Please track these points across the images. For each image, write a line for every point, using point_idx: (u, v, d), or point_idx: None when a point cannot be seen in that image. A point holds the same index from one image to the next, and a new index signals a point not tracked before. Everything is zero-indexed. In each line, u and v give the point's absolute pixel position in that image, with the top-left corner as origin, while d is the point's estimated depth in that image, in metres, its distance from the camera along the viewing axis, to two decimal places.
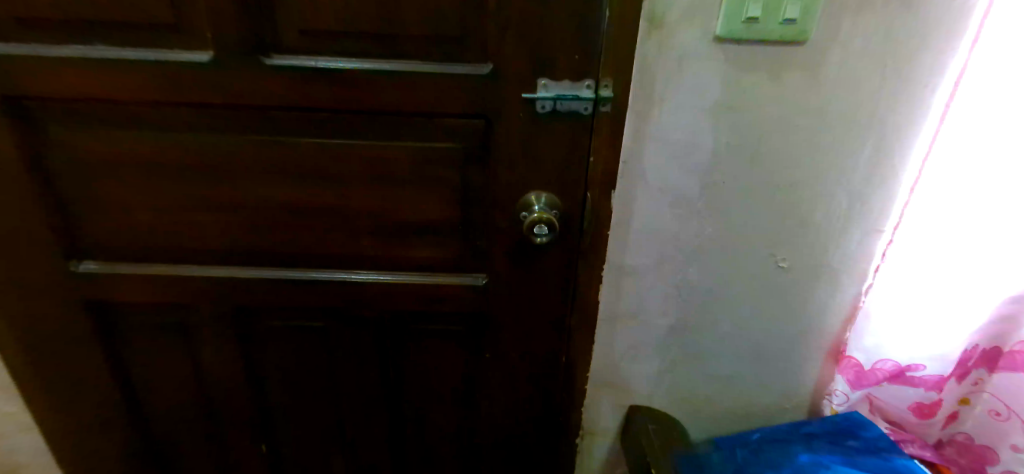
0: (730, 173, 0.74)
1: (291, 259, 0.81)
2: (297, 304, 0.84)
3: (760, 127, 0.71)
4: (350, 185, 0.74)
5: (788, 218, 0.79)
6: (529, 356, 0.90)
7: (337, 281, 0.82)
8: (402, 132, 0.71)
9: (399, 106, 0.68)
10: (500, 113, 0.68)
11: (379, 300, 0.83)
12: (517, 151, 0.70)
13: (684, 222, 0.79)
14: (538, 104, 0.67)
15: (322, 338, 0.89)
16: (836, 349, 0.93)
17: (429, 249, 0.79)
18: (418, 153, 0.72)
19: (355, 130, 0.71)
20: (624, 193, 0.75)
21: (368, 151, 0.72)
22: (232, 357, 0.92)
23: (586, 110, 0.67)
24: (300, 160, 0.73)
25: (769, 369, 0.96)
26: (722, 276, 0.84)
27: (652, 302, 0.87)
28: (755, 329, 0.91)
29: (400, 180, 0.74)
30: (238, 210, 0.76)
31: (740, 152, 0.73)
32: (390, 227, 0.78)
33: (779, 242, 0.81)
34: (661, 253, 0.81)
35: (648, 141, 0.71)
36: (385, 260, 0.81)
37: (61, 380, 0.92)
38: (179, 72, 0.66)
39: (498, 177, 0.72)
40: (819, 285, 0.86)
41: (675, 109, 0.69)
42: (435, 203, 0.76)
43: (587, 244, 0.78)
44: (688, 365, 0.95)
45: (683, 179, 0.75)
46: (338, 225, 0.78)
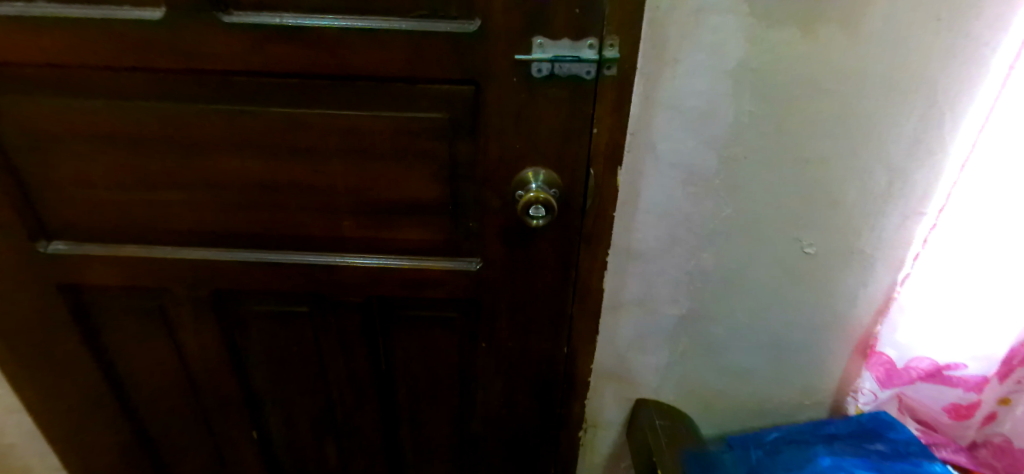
0: (752, 148, 0.66)
1: (266, 240, 0.74)
2: (275, 289, 0.77)
3: (789, 94, 0.62)
4: (327, 157, 0.67)
5: (817, 199, 0.70)
6: (528, 345, 0.83)
7: (318, 265, 0.75)
8: (382, 101, 0.63)
9: (377, 69, 0.61)
10: (490, 77, 0.60)
11: (365, 285, 0.77)
12: (510, 122, 0.63)
13: (698, 202, 0.70)
14: (533, 67, 0.59)
15: (306, 325, 0.83)
16: (865, 343, 0.85)
17: (417, 230, 0.72)
18: (400, 123, 0.64)
19: (330, 96, 0.63)
20: (632, 170, 0.67)
21: (347, 121, 0.65)
22: (208, 347, 0.85)
23: (588, 74, 0.59)
24: (271, 131, 0.66)
25: (789, 361, 0.88)
26: (740, 262, 0.77)
27: (662, 289, 0.79)
28: (775, 320, 0.83)
29: (383, 154, 0.67)
30: (207, 187, 0.70)
31: (764, 123, 0.64)
32: (373, 206, 0.70)
33: (806, 225, 0.73)
34: (672, 236, 0.74)
35: (659, 109, 0.63)
36: (369, 243, 0.74)
37: (31, 370, 0.87)
38: (130, 32, 0.59)
39: (490, 151, 0.65)
40: (848, 273, 0.77)
41: (690, 72, 0.60)
42: (421, 179, 0.68)
43: (590, 225, 0.70)
44: (701, 357, 0.88)
45: (698, 154, 0.66)
46: (316, 202, 0.70)
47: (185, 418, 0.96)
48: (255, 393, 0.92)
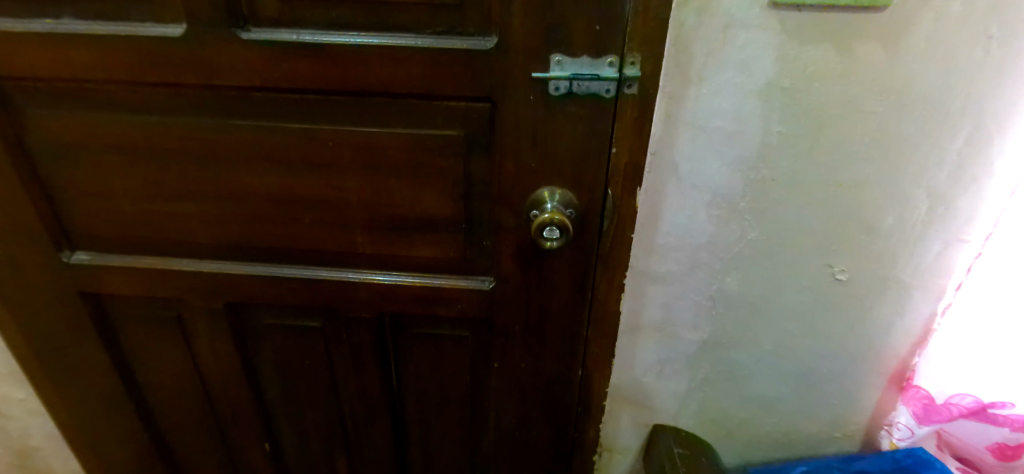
0: (781, 169, 0.63)
1: (280, 255, 0.73)
2: (288, 302, 0.77)
3: (822, 113, 0.59)
4: (341, 173, 0.66)
5: (851, 224, 0.66)
6: (542, 366, 0.81)
7: (329, 280, 0.74)
8: (397, 116, 0.62)
9: (391, 86, 0.59)
10: (506, 95, 0.58)
11: (378, 301, 0.76)
12: (526, 140, 0.61)
13: (723, 225, 0.67)
14: (551, 86, 0.57)
15: (318, 339, 0.82)
16: (901, 375, 0.80)
17: (429, 248, 0.71)
18: (414, 140, 0.63)
19: (343, 111, 0.62)
20: (652, 190, 0.65)
21: (360, 137, 0.63)
22: (222, 358, 0.85)
23: (608, 92, 0.57)
24: (284, 146, 0.65)
25: (817, 391, 0.84)
26: (767, 288, 0.73)
27: (684, 313, 0.76)
28: (803, 348, 0.79)
29: (395, 171, 0.65)
30: (221, 201, 0.69)
31: (795, 144, 0.61)
32: (386, 223, 0.69)
33: (838, 251, 0.69)
34: (694, 259, 0.71)
35: (682, 129, 0.60)
36: (381, 259, 0.72)
37: (45, 380, 0.87)
38: (149, 47, 0.59)
39: (505, 169, 0.63)
40: (884, 303, 0.73)
41: (716, 90, 0.58)
42: (435, 197, 0.66)
43: (608, 247, 0.68)
44: (723, 383, 0.84)
45: (723, 175, 0.63)
46: (329, 218, 0.69)
47: (199, 428, 0.96)
48: (268, 404, 0.92)
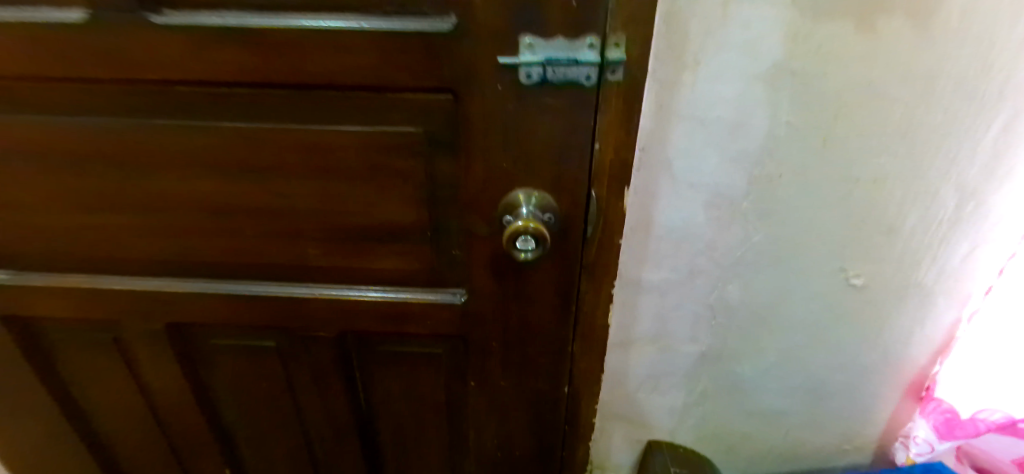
0: (790, 166, 0.55)
1: (224, 270, 0.65)
2: (238, 321, 0.69)
3: (838, 101, 0.50)
4: (286, 177, 0.57)
5: (868, 225, 0.59)
6: (525, 385, 0.73)
7: (281, 296, 0.66)
8: (344, 112, 0.52)
9: (333, 76, 0.49)
10: (469, 85, 0.49)
11: (338, 318, 0.68)
12: (495, 137, 0.52)
13: (724, 227, 0.59)
14: (521, 73, 0.47)
15: (276, 359, 0.74)
16: (918, 385, 0.74)
17: (392, 260, 0.62)
18: (367, 140, 0.53)
19: (280, 107, 0.52)
20: (642, 191, 0.57)
21: (303, 136, 0.54)
22: (173, 381, 0.77)
23: (588, 80, 0.47)
24: (215, 150, 0.55)
25: (826, 402, 0.77)
26: (773, 296, 0.66)
27: (680, 324, 0.69)
28: (812, 358, 0.72)
29: (349, 176, 0.56)
30: (151, 213, 0.60)
31: (806, 137, 0.53)
32: (341, 233, 0.60)
33: (853, 254, 0.61)
34: (691, 265, 0.63)
35: (676, 121, 0.52)
36: (339, 272, 0.64)
37: None
38: (43, 38, 0.49)
39: (473, 171, 0.54)
40: (901, 309, 0.66)
41: (715, 76, 0.49)
42: (395, 203, 0.58)
43: (593, 255, 0.60)
44: (724, 396, 0.77)
45: (724, 173, 0.55)
46: (277, 229, 0.60)
47: (156, 453, 0.88)
48: (229, 427, 0.84)
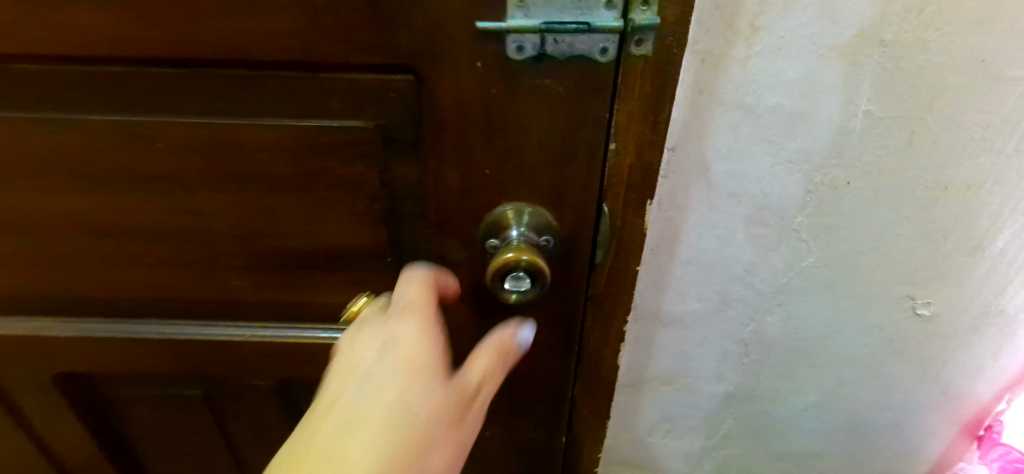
0: (862, 171, 0.42)
1: (125, 307, 0.50)
2: (154, 366, 0.54)
3: (937, 83, 0.37)
4: (191, 189, 0.41)
5: (950, 244, 0.46)
6: (514, 433, 0.60)
7: (204, 339, 0.51)
8: (258, 101, 0.37)
9: (235, 48, 0.33)
10: (433, 62, 0.34)
11: (280, 362, 0.54)
12: (474, 135, 0.37)
13: (768, 247, 0.47)
14: (510, 43, 0.32)
15: (207, 408, 0.60)
16: (976, 423, 0.62)
17: (342, 293, 0.48)
18: (295, 139, 0.38)
19: (169, 91, 0.36)
20: (669, 202, 0.44)
21: (205, 134, 0.38)
22: (79, 436, 0.62)
23: (604, 53, 0.32)
24: (90, 154, 0.40)
25: (870, 444, 0.65)
26: (821, 328, 0.53)
27: (706, 358, 0.56)
28: (858, 397, 0.60)
29: (276, 188, 0.41)
30: (18, 237, 0.45)
31: (888, 132, 0.40)
32: (273, 259, 0.46)
33: (925, 278, 0.49)
34: (724, 292, 0.50)
35: (719, 112, 0.39)
36: (276, 308, 0.50)
37: None
38: None
39: (444, 180, 0.40)
40: (973, 340, 0.54)
41: (776, 48, 0.36)
42: (341, 223, 0.43)
43: (603, 285, 0.46)
44: (751, 438, 0.65)
45: (775, 179, 0.42)
46: (186, 255, 0.46)
47: None
48: None
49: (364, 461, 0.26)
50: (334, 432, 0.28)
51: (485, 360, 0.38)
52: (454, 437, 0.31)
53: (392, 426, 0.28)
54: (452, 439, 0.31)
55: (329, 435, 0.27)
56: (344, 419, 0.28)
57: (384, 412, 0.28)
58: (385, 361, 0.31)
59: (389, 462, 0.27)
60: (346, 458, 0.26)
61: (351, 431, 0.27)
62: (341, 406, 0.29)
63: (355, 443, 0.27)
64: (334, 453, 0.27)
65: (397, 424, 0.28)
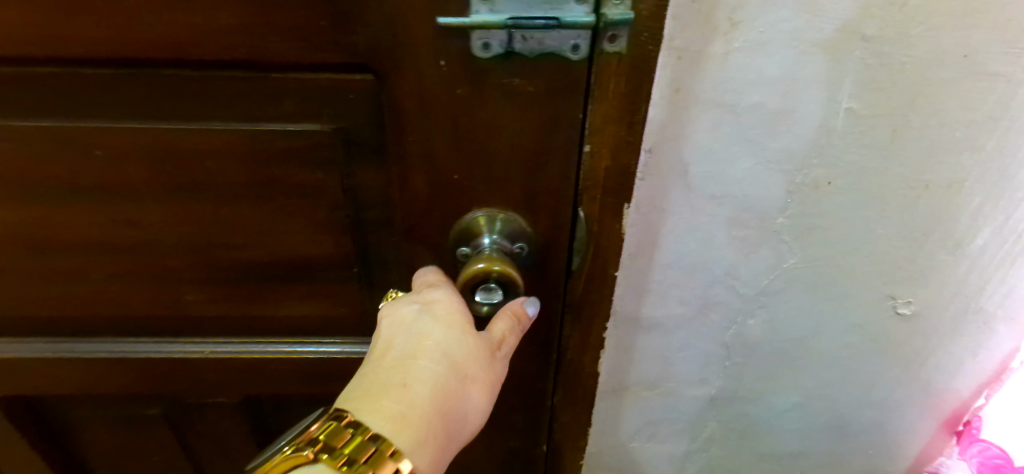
0: (844, 170, 0.41)
1: (71, 324, 0.46)
2: (108, 384, 0.51)
3: (920, 80, 0.36)
4: (136, 199, 0.38)
5: (932, 243, 0.45)
6: (493, 443, 0.58)
7: (160, 355, 0.48)
8: (204, 104, 0.34)
9: (172, 47, 0.30)
10: (391, 60, 0.31)
11: (243, 378, 0.51)
12: (439, 139, 0.34)
13: (750, 249, 0.46)
14: (475, 40, 0.30)
15: (168, 426, 0.57)
16: (956, 418, 0.62)
17: (306, 305, 0.46)
18: (247, 144, 0.35)
19: (102, 95, 0.33)
20: (647, 205, 0.43)
21: (147, 140, 0.35)
22: (30, 460, 0.59)
23: (576, 51, 0.30)
24: (22, 163, 0.37)
25: (851, 443, 0.65)
26: (803, 329, 0.52)
27: (687, 362, 0.55)
28: (839, 397, 0.60)
29: (228, 197, 0.38)
30: None
31: (870, 130, 0.38)
32: (230, 272, 0.43)
33: (907, 278, 0.48)
34: (706, 295, 0.49)
35: (698, 111, 0.37)
36: (235, 323, 0.47)
37: None
38: None
39: (410, 187, 0.37)
40: (953, 337, 0.53)
41: (756, 44, 0.34)
42: (302, 232, 0.41)
43: (580, 292, 0.44)
44: (734, 440, 0.64)
45: (756, 180, 0.41)
46: (135, 270, 0.42)
47: None
48: None
49: (421, 383, 0.31)
50: (392, 365, 0.32)
51: (503, 325, 0.36)
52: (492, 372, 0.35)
53: (439, 359, 0.32)
54: (492, 368, 0.35)
55: (389, 367, 0.32)
56: (398, 355, 0.32)
57: (431, 347, 0.33)
58: (424, 315, 0.34)
59: (442, 383, 0.31)
60: (407, 381, 0.31)
61: (406, 363, 0.32)
62: (392, 348, 0.33)
63: (411, 371, 0.31)
64: (397, 379, 0.31)
65: (443, 356, 0.32)
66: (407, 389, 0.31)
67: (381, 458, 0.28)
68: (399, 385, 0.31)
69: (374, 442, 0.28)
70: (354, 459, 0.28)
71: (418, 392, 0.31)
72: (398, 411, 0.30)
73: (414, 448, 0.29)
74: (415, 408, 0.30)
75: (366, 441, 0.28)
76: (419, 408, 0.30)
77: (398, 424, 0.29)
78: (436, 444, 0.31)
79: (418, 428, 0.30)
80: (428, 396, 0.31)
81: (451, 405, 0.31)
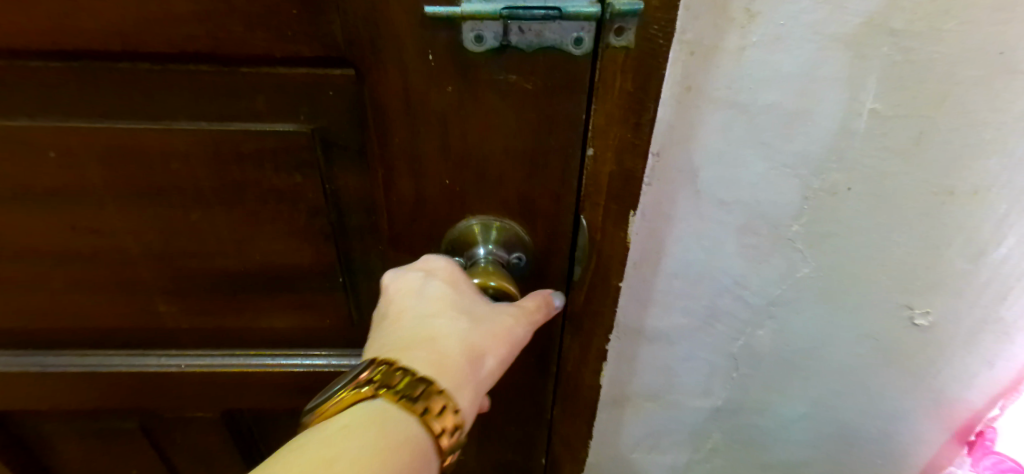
0: (864, 175, 0.38)
1: (39, 334, 0.44)
2: (80, 397, 0.48)
3: (951, 78, 0.33)
4: (102, 204, 0.36)
5: (954, 252, 0.42)
6: (487, 457, 0.55)
7: (133, 367, 0.46)
8: (169, 103, 0.31)
9: (127, 38, 0.27)
10: (371, 54, 0.28)
11: (222, 391, 0.48)
12: (428, 143, 0.31)
13: (761, 257, 0.43)
14: (466, 31, 0.26)
15: (145, 440, 0.54)
16: (967, 428, 0.58)
17: (287, 316, 0.43)
18: (218, 146, 0.33)
19: (55, 90, 0.31)
20: (653, 211, 0.41)
21: (112, 141, 0.33)
22: None
23: (578, 45, 0.27)
24: None
25: (860, 457, 0.62)
26: (813, 339, 0.50)
27: (691, 371, 0.53)
28: (847, 408, 0.57)
29: (199, 203, 0.35)
30: None
31: (894, 133, 0.35)
32: (203, 282, 0.40)
33: (926, 288, 0.45)
34: (712, 303, 0.47)
35: (709, 110, 0.35)
36: (212, 334, 0.44)
37: None
38: None
39: (395, 194, 0.34)
40: (971, 351, 0.50)
41: (773, 38, 0.32)
42: (280, 240, 0.37)
43: (580, 303, 0.41)
44: (738, 451, 0.62)
45: (769, 185, 0.39)
46: (104, 278, 0.40)
47: None
48: None
49: (447, 338, 0.28)
50: (413, 325, 0.29)
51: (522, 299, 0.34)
52: (521, 339, 0.31)
53: (463, 313, 0.30)
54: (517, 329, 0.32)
55: (409, 325, 0.29)
56: (418, 314, 0.29)
57: (451, 303, 0.30)
58: (433, 280, 0.31)
59: (471, 335, 0.29)
60: (434, 333, 0.28)
61: (428, 318, 0.29)
62: (407, 309, 0.30)
63: (435, 325, 0.29)
64: (422, 336, 0.28)
65: (464, 310, 0.30)
66: (435, 341, 0.28)
67: (432, 393, 0.25)
68: (425, 339, 0.28)
69: (423, 380, 0.26)
70: (411, 395, 0.25)
71: (447, 344, 0.28)
72: (432, 358, 0.27)
73: (456, 389, 0.26)
74: (449, 355, 0.27)
75: (418, 380, 0.25)
76: (451, 356, 0.27)
77: (436, 368, 0.27)
78: (474, 392, 0.28)
79: (455, 373, 0.27)
80: (459, 346, 0.28)
81: (482, 357, 0.29)
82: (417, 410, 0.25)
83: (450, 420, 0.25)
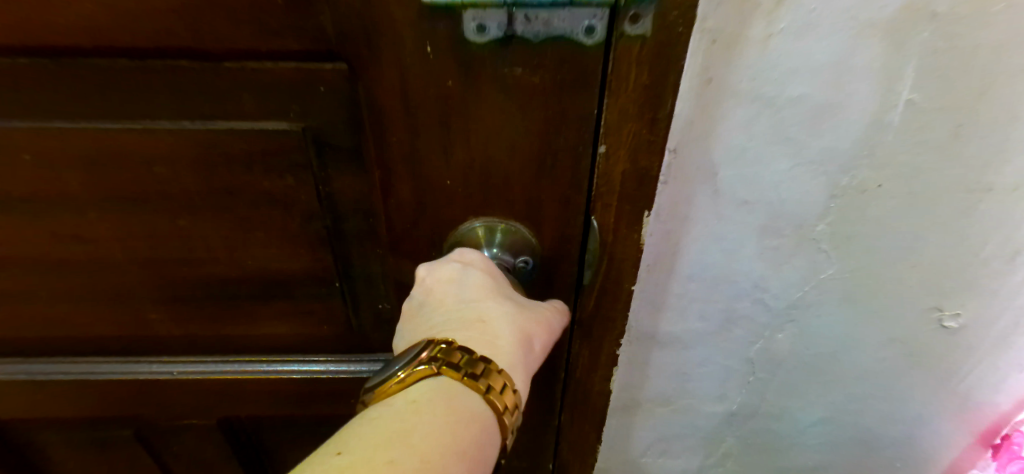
0: (897, 171, 0.35)
1: (28, 343, 0.42)
2: (74, 406, 0.47)
3: (997, 66, 0.30)
4: (85, 210, 0.34)
5: (989, 251, 0.39)
6: None
7: (125, 376, 0.44)
8: (149, 102, 0.29)
9: (98, 33, 0.25)
10: (361, 47, 0.25)
11: (219, 398, 0.46)
12: (428, 143, 0.29)
13: (783, 257, 0.41)
14: (467, 21, 0.24)
15: (143, 447, 0.52)
16: (994, 432, 0.55)
17: (283, 323, 0.41)
18: (203, 147, 0.30)
19: (27, 91, 0.28)
20: (669, 212, 0.38)
21: (91, 144, 0.30)
22: None
23: (590, 34, 0.24)
24: None
25: (881, 461, 0.60)
26: (836, 343, 0.47)
27: (706, 376, 0.51)
28: (869, 412, 0.54)
29: (187, 208, 0.33)
30: None
31: (930, 126, 0.33)
32: (195, 289, 0.38)
33: (958, 289, 0.43)
34: (730, 306, 0.45)
35: (731, 105, 0.32)
36: (206, 342, 0.42)
37: None
38: None
39: (394, 197, 0.32)
40: (1002, 353, 0.48)
41: (804, 25, 0.29)
42: (273, 245, 0.35)
43: (591, 309, 0.39)
44: (754, 456, 0.60)
45: (793, 183, 0.36)
46: (91, 286, 0.38)
47: None
48: None
49: (499, 321, 0.28)
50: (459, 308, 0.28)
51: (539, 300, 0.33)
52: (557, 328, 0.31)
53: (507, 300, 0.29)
54: (550, 323, 0.31)
55: (456, 309, 0.28)
56: (463, 298, 0.28)
57: (496, 288, 0.29)
58: (472, 269, 0.29)
59: (519, 320, 0.29)
60: (482, 317, 0.28)
61: (475, 302, 0.28)
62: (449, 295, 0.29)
63: (484, 308, 0.28)
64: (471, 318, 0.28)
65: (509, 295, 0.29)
66: (487, 324, 0.28)
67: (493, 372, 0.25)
68: (474, 324, 0.28)
69: (483, 359, 0.25)
70: (473, 372, 0.24)
71: (498, 327, 0.28)
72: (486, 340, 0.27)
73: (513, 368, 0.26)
74: (502, 338, 0.27)
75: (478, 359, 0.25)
76: (505, 338, 0.27)
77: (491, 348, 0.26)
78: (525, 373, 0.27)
79: (511, 354, 0.27)
80: (511, 330, 0.28)
81: (530, 341, 0.29)
82: (480, 388, 0.24)
83: (510, 400, 0.25)
